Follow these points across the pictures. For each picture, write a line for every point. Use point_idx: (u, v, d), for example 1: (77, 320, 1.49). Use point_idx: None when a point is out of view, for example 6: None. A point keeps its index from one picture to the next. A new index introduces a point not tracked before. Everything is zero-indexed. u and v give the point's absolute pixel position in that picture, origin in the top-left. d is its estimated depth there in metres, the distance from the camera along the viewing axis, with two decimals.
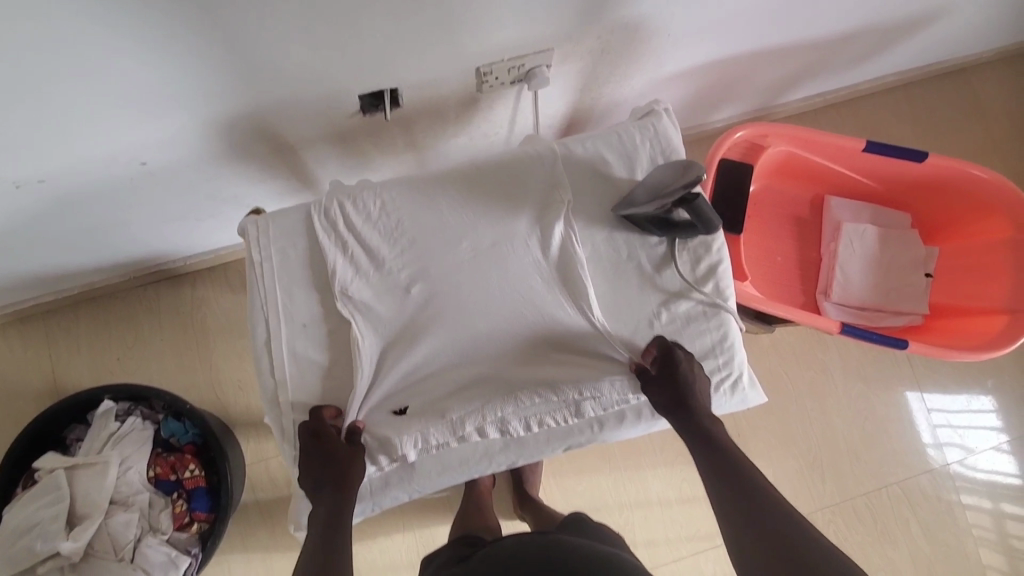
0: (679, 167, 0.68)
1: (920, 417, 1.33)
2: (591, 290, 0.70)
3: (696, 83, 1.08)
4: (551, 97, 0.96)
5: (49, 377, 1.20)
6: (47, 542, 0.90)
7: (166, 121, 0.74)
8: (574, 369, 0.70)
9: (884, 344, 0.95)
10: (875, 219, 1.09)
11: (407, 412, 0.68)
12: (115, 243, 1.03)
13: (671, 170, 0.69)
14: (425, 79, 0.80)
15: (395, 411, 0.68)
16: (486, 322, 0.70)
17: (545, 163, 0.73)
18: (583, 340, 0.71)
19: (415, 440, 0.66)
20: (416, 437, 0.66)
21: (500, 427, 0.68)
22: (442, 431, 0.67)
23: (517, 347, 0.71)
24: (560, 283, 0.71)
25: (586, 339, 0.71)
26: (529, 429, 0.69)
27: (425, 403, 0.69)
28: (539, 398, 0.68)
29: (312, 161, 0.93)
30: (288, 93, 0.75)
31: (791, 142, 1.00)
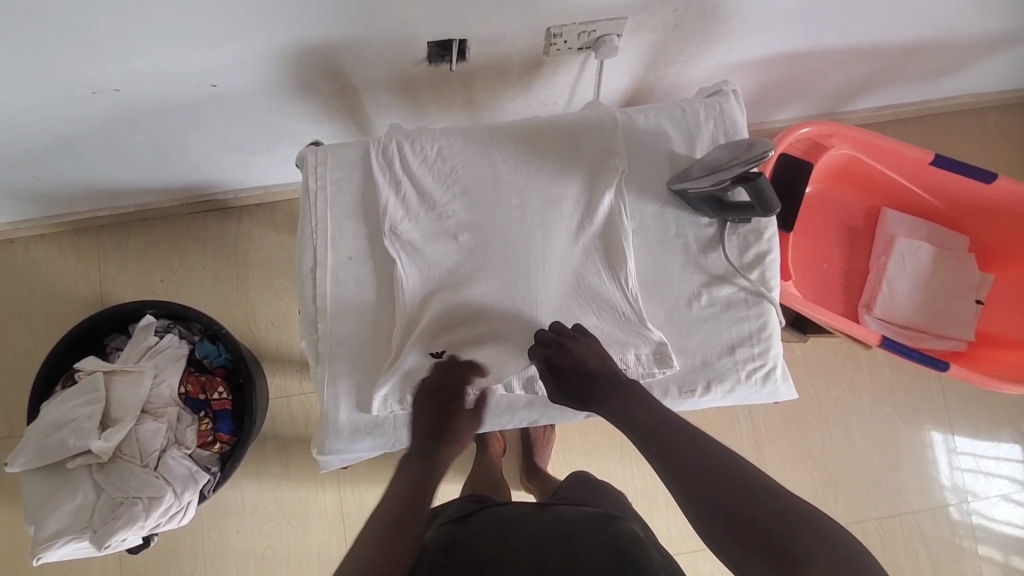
0: (746, 143, 0.65)
1: (940, 458, 1.29)
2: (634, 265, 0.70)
3: (763, 75, 1.06)
4: (616, 71, 0.95)
5: (96, 288, 1.25)
6: (80, 439, 0.94)
7: (242, 44, 0.75)
8: (602, 341, 0.69)
9: (923, 363, 0.92)
10: (930, 238, 1.06)
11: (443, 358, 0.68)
12: (174, 164, 1.06)
13: (733, 146, 0.66)
14: (495, 34, 0.80)
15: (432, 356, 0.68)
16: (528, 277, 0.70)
17: (605, 130, 0.73)
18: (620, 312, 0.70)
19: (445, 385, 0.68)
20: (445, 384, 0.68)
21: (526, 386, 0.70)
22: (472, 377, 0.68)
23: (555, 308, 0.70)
24: (604, 249, 0.71)
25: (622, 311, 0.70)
26: None
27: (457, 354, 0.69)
28: None
29: (371, 105, 0.94)
30: (360, 33, 0.76)
31: (856, 145, 0.97)
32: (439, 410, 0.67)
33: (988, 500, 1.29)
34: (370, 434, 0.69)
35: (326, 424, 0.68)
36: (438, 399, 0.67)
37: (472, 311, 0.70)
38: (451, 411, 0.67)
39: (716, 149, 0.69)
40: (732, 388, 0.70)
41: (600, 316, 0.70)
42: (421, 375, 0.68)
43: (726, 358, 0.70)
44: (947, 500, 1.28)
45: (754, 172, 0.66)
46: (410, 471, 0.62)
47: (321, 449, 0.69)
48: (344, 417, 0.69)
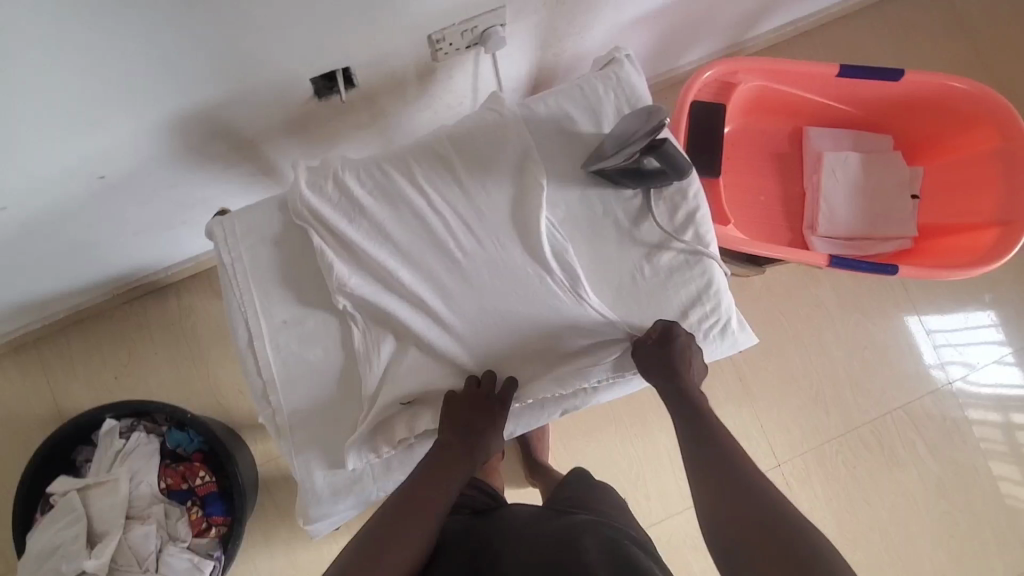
0: (644, 112, 0.66)
1: (918, 341, 1.34)
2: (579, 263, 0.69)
3: (660, 24, 1.05)
4: (511, 58, 0.93)
5: (51, 402, 1.20)
6: (70, 562, 0.91)
7: (116, 129, 0.71)
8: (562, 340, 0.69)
9: (873, 271, 0.94)
10: (857, 146, 1.07)
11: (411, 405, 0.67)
12: (91, 260, 1.01)
13: (632, 120, 0.67)
14: (376, 54, 0.77)
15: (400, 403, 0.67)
16: (472, 296, 0.68)
17: (511, 133, 0.71)
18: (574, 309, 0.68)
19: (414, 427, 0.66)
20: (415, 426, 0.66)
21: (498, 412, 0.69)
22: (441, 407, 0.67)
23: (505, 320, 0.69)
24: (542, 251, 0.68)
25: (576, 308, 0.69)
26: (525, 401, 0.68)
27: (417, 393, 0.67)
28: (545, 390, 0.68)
29: (275, 153, 0.91)
30: (236, 87, 0.73)
31: (763, 75, 0.97)
32: (476, 426, 0.64)
33: (971, 370, 1.33)
34: (351, 492, 0.68)
35: (306, 492, 0.67)
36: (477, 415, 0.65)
37: (420, 343, 0.68)
38: (480, 430, 0.64)
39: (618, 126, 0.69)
40: None
41: (552, 316, 0.68)
42: (389, 423, 0.67)
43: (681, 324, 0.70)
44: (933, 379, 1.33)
45: (660, 140, 0.66)
46: (428, 478, 0.61)
47: (307, 517, 0.68)
48: (321, 481, 0.67)
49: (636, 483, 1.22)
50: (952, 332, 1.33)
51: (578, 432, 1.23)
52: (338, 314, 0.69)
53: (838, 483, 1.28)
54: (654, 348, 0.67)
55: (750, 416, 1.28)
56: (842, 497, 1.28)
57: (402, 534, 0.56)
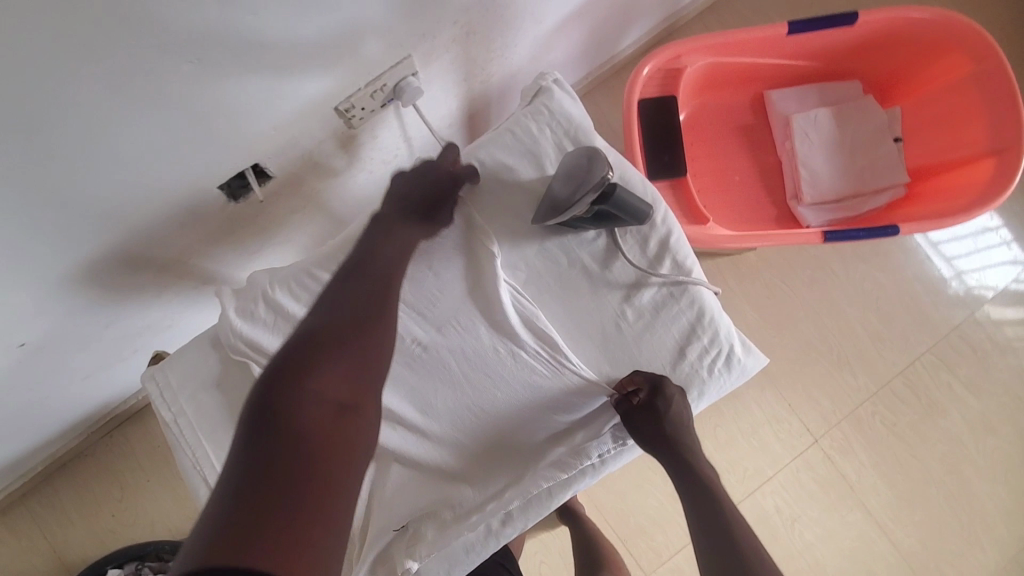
0: (583, 157, 0.60)
1: (929, 254, 1.27)
2: (555, 330, 0.63)
3: (585, 22, 0.97)
4: (436, 101, 0.85)
5: (52, 558, 1.14)
6: None
7: (16, 295, 0.64)
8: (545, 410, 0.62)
9: (873, 237, 0.86)
10: (824, 100, 0.99)
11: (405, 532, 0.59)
12: (49, 412, 0.95)
13: (570, 167, 0.61)
14: (283, 141, 0.70)
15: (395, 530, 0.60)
16: (452, 391, 0.62)
17: (451, 208, 0.64)
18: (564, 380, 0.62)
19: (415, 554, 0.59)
20: (415, 552, 0.59)
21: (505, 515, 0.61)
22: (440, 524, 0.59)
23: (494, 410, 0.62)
24: (521, 323, 0.62)
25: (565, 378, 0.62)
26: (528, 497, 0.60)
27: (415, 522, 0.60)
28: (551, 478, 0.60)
29: (210, 263, 0.83)
30: (136, 217, 0.66)
31: (709, 52, 0.89)
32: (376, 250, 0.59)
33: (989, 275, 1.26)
34: None
35: None
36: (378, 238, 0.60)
37: (404, 457, 0.61)
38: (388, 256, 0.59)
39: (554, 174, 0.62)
40: (701, 391, 0.63)
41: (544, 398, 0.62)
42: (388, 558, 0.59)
43: (681, 365, 0.63)
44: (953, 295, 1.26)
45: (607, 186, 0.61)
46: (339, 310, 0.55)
47: None
48: None
49: None
50: (960, 241, 1.27)
51: None
52: None
53: (881, 444, 1.21)
54: (643, 417, 0.59)
55: (774, 397, 1.21)
56: (889, 458, 1.21)
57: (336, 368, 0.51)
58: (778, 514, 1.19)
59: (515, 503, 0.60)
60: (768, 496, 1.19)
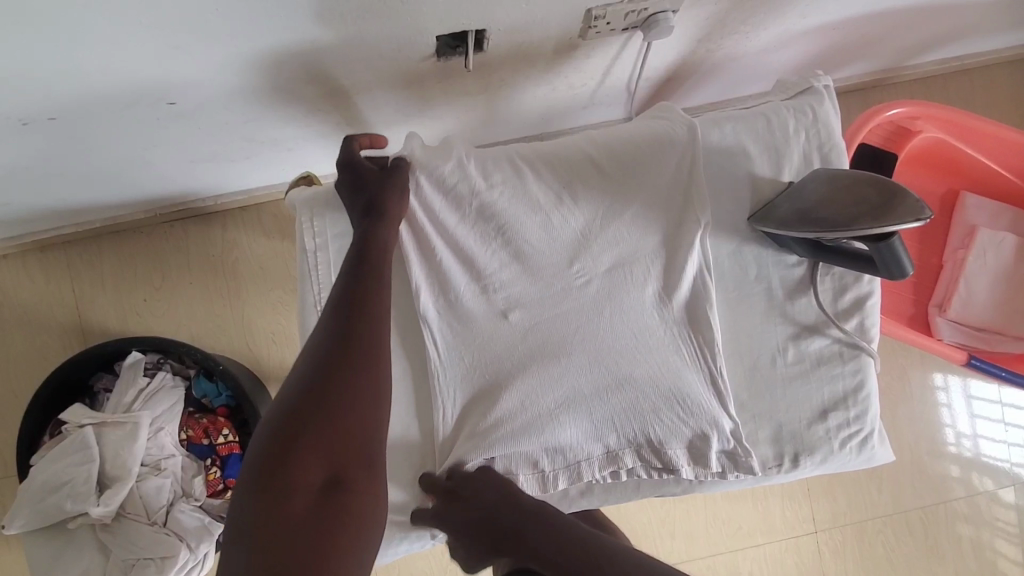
0: (884, 187, 0.48)
1: (956, 403, 1.22)
2: (719, 335, 0.59)
3: (832, 39, 0.89)
4: (662, 49, 0.78)
5: (73, 312, 1.12)
6: (76, 502, 0.85)
7: (198, 59, 0.58)
8: (665, 398, 0.58)
9: (1008, 380, 0.85)
10: (1015, 226, 0.93)
11: None
12: (138, 180, 0.90)
13: (858, 188, 0.50)
14: (522, 21, 0.63)
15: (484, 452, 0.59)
16: (594, 340, 0.58)
17: (677, 169, 0.58)
18: (696, 389, 0.58)
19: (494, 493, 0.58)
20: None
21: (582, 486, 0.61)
22: (520, 466, 0.57)
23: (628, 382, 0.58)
24: (684, 313, 0.59)
25: (698, 386, 0.58)
26: (615, 478, 0.60)
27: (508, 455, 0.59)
28: (640, 462, 0.59)
29: (368, 106, 0.78)
30: (350, 34, 0.59)
31: (944, 127, 0.83)
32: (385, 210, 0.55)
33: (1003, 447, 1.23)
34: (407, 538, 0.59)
35: None
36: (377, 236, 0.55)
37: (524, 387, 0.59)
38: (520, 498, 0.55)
39: (826, 182, 0.53)
40: (824, 458, 0.60)
41: (670, 402, 0.57)
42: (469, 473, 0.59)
43: (817, 426, 0.59)
44: (958, 451, 1.23)
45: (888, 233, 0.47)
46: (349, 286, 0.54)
47: None
48: None
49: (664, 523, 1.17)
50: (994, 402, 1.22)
51: None
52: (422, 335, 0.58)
53: (871, 562, 1.21)
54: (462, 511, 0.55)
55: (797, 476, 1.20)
56: None
57: (330, 431, 0.49)
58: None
59: (604, 475, 0.59)
60: (748, 561, 1.19)
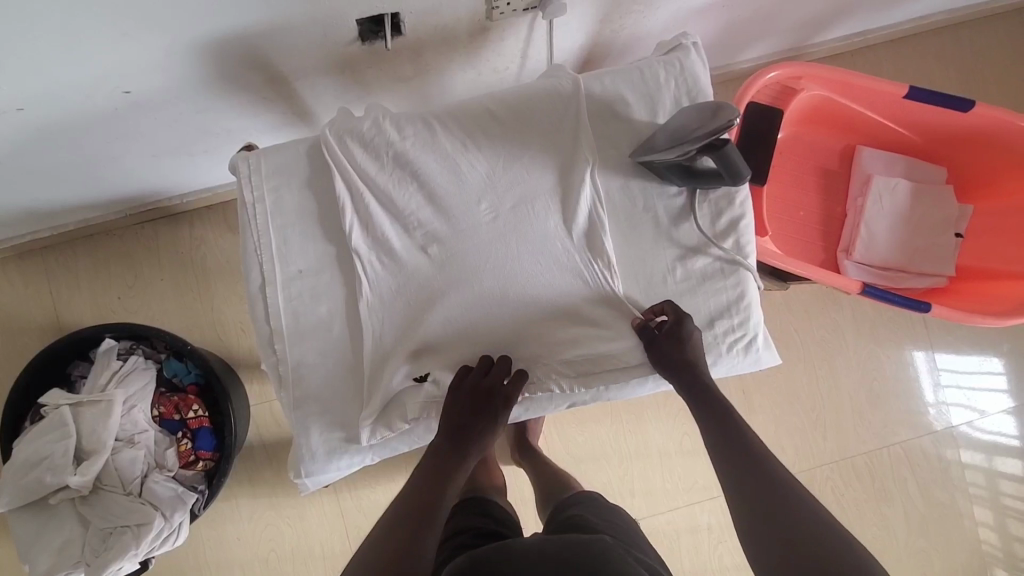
0: (710, 107, 0.59)
1: (914, 368, 1.31)
2: (613, 257, 0.67)
3: (726, 16, 0.99)
4: (568, 28, 0.88)
5: (51, 312, 1.19)
6: (56, 475, 0.92)
7: (144, 45, 0.67)
8: (570, 312, 0.67)
9: (905, 306, 0.91)
10: (908, 173, 1.03)
11: (427, 380, 0.65)
12: (105, 177, 0.98)
13: (696, 112, 0.61)
14: (430, 3, 0.73)
15: (414, 379, 0.65)
16: (505, 269, 0.67)
17: (565, 118, 0.67)
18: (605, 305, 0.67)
19: (419, 408, 0.65)
20: (412, 410, 0.64)
21: None
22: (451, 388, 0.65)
23: (538, 305, 0.67)
24: (582, 240, 0.67)
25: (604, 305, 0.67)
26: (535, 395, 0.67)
27: (437, 378, 0.65)
28: (555, 374, 0.67)
29: (309, 93, 0.87)
30: (277, 19, 0.68)
31: (827, 84, 0.93)
32: (352, 176, 0.65)
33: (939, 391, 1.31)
34: (347, 452, 0.65)
35: (299, 446, 0.65)
36: (359, 231, 0.65)
37: (450, 318, 0.66)
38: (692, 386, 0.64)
39: (679, 114, 0.63)
40: (714, 362, 0.68)
41: (568, 320, 0.67)
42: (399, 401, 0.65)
43: (706, 333, 0.68)
44: (908, 407, 1.30)
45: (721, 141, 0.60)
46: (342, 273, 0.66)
47: (299, 470, 0.65)
48: (317, 437, 0.65)
49: (624, 480, 1.23)
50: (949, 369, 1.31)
51: (572, 422, 1.25)
52: (355, 272, 0.66)
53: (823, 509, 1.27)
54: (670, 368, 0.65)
55: None
56: None
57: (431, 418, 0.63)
58: (707, 530, 1.24)
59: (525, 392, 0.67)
60: (705, 513, 1.24)
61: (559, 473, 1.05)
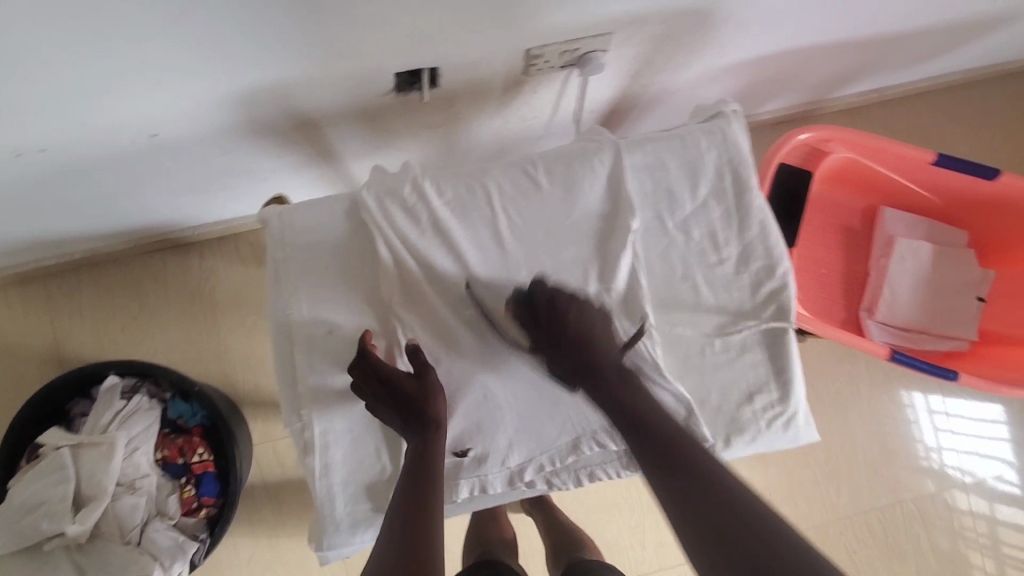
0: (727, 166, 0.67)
1: (928, 420, 1.30)
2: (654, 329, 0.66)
3: (754, 74, 1.00)
4: (600, 84, 0.88)
5: (51, 343, 1.15)
6: (52, 523, 0.87)
7: (178, 92, 0.65)
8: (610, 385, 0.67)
9: (933, 373, 0.90)
10: (930, 235, 1.03)
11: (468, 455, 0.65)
12: (119, 210, 0.96)
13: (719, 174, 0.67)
14: (470, 57, 0.72)
15: (456, 453, 0.65)
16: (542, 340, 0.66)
17: (607, 185, 0.66)
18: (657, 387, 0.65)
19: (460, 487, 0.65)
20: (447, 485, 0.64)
21: (547, 479, 0.68)
22: (492, 463, 0.65)
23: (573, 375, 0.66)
24: (620, 307, 0.66)
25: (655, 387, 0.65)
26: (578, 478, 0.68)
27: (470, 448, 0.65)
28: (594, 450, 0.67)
29: (337, 138, 0.85)
30: (316, 70, 0.67)
31: (856, 148, 0.93)
32: (388, 237, 0.63)
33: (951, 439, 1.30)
34: (371, 524, 0.63)
35: (322, 517, 0.62)
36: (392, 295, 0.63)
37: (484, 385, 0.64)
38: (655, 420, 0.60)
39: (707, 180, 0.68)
40: (754, 440, 0.67)
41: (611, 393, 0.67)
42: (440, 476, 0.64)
43: (744, 409, 0.67)
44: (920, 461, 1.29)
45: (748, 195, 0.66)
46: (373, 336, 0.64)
47: (321, 541, 0.63)
48: (341, 507, 0.62)
49: (635, 533, 1.21)
50: (951, 414, 1.30)
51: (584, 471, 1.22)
52: (388, 334, 0.64)
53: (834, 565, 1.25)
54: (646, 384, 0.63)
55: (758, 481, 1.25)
56: None
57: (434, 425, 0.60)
58: None
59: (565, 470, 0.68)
60: None
61: (572, 527, 1.02)
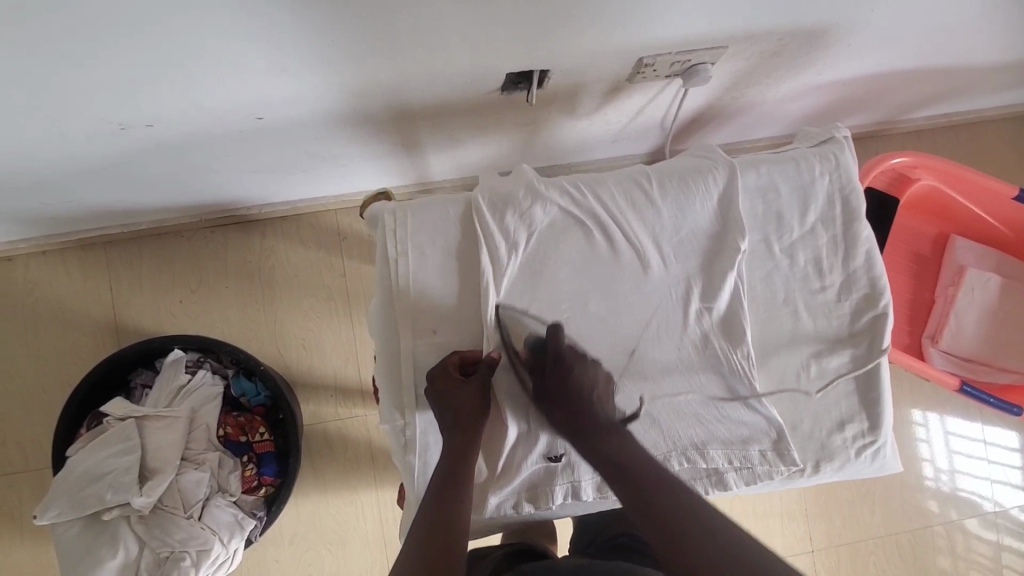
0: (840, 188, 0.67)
1: (965, 447, 1.31)
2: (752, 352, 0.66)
3: (841, 93, 0.99)
4: (695, 94, 0.87)
5: (109, 311, 1.15)
6: (117, 493, 0.87)
7: (297, 80, 0.65)
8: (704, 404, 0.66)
9: (998, 407, 0.92)
10: (999, 267, 1.03)
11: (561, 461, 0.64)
12: (197, 186, 0.95)
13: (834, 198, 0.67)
14: (584, 62, 0.71)
15: (548, 458, 0.64)
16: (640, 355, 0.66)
17: (718, 204, 0.66)
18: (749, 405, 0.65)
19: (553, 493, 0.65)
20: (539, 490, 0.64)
21: None
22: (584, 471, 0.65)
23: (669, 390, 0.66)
24: (720, 327, 0.66)
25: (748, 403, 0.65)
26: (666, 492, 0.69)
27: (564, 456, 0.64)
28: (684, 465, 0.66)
29: (428, 131, 0.85)
30: (435, 67, 0.66)
31: (939, 176, 0.93)
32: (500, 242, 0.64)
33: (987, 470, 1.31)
34: None
35: None
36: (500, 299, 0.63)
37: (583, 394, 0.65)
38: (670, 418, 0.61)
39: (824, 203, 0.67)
40: (844, 466, 0.68)
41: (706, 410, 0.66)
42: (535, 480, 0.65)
43: (836, 436, 0.68)
44: (955, 487, 1.30)
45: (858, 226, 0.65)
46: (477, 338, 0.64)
47: None
48: None
49: None
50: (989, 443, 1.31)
51: None
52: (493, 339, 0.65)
53: None
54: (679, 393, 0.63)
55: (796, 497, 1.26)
56: None
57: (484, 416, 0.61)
58: None
59: None
60: None
61: None
